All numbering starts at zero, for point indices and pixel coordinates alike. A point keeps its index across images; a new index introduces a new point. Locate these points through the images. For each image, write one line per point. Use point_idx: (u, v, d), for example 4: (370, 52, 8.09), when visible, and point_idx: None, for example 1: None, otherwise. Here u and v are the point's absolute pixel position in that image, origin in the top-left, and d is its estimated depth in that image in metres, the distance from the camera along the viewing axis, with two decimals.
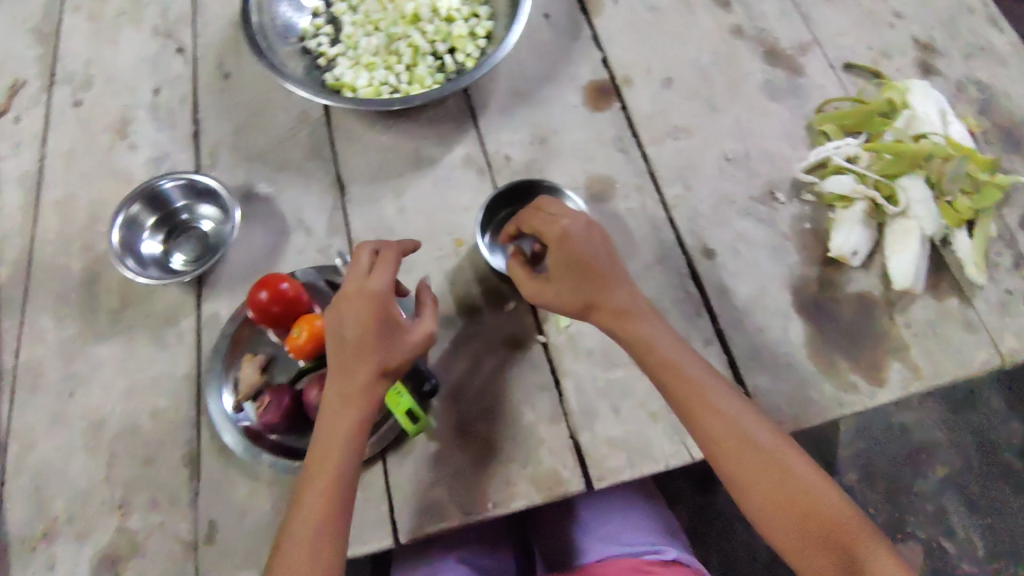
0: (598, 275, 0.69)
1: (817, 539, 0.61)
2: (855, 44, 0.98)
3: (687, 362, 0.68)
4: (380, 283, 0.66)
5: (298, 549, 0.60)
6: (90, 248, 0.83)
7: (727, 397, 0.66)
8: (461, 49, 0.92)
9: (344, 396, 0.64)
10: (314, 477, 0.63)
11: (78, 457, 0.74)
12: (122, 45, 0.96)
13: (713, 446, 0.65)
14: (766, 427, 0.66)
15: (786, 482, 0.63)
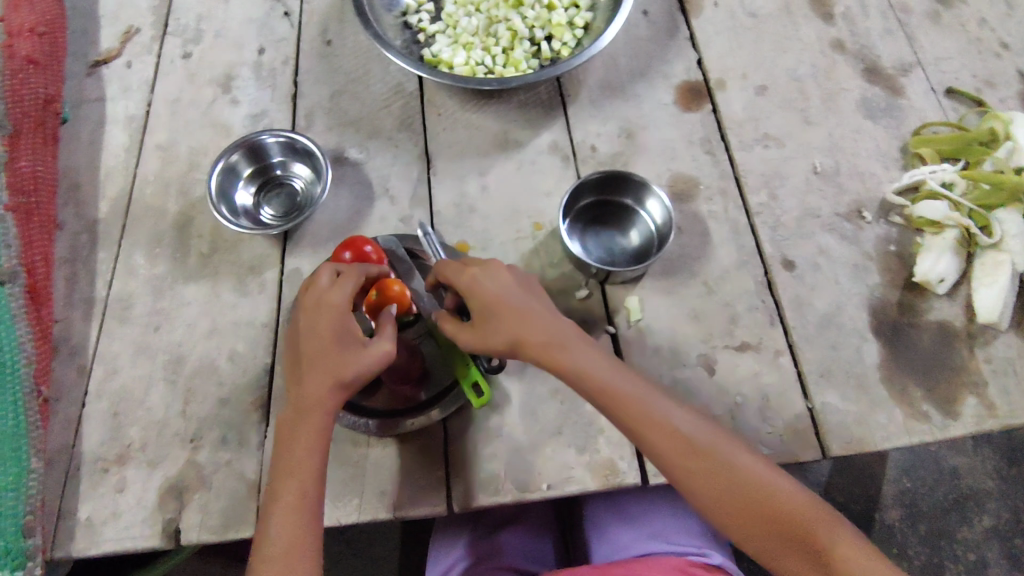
0: (507, 314, 0.64)
1: (786, 538, 0.60)
2: (960, 70, 0.96)
3: (619, 377, 0.64)
4: (337, 299, 0.65)
5: (274, 559, 0.60)
6: (187, 193, 0.87)
7: (664, 405, 0.64)
8: (558, 37, 0.93)
9: (302, 410, 0.63)
10: (281, 492, 0.62)
11: (157, 388, 0.77)
12: (233, 4, 1.00)
13: (665, 463, 0.63)
14: (707, 430, 0.64)
15: (740, 488, 0.61)
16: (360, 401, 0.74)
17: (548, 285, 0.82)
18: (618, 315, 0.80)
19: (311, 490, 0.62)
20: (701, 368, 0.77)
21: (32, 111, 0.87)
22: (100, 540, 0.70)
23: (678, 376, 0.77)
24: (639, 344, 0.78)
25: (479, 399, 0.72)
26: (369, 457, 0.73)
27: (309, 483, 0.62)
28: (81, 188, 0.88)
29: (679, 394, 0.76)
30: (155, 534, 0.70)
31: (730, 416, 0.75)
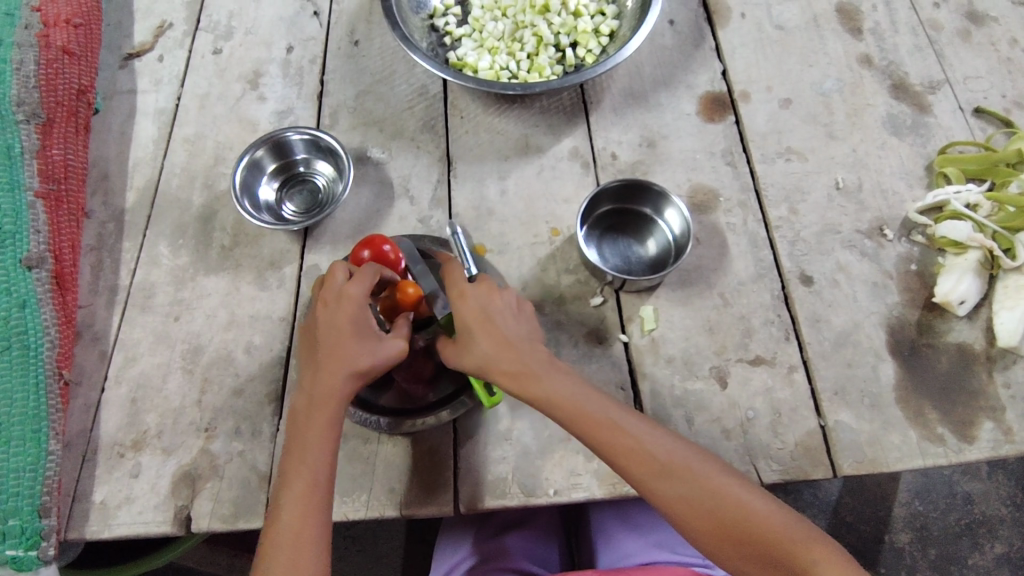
0: (488, 334, 0.65)
1: (767, 561, 0.61)
2: (989, 90, 0.94)
3: (593, 403, 0.65)
4: (353, 294, 0.66)
5: (284, 551, 0.60)
6: (212, 186, 0.89)
7: (639, 430, 0.65)
8: (583, 44, 0.94)
9: (315, 401, 0.64)
10: (292, 484, 0.62)
11: (175, 376, 0.78)
12: (264, 2, 1.02)
13: (644, 490, 0.64)
14: (682, 453, 0.64)
15: (718, 512, 0.62)
16: (370, 398, 0.74)
17: (563, 292, 0.82)
18: (632, 324, 0.80)
19: (322, 481, 0.63)
20: (713, 380, 0.77)
21: (65, 101, 0.89)
22: (114, 523, 0.71)
23: (689, 387, 0.77)
24: (651, 354, 0.78)
25: (490, 397, 0.70)
26: (378, 454, 0.74)
27: (319, 475, 0.63)
28: (110, 177, 0.90)
29: (690, 405, 0.76)
30: (167, 520, 0.71)
31: (741, 430, 0.74)
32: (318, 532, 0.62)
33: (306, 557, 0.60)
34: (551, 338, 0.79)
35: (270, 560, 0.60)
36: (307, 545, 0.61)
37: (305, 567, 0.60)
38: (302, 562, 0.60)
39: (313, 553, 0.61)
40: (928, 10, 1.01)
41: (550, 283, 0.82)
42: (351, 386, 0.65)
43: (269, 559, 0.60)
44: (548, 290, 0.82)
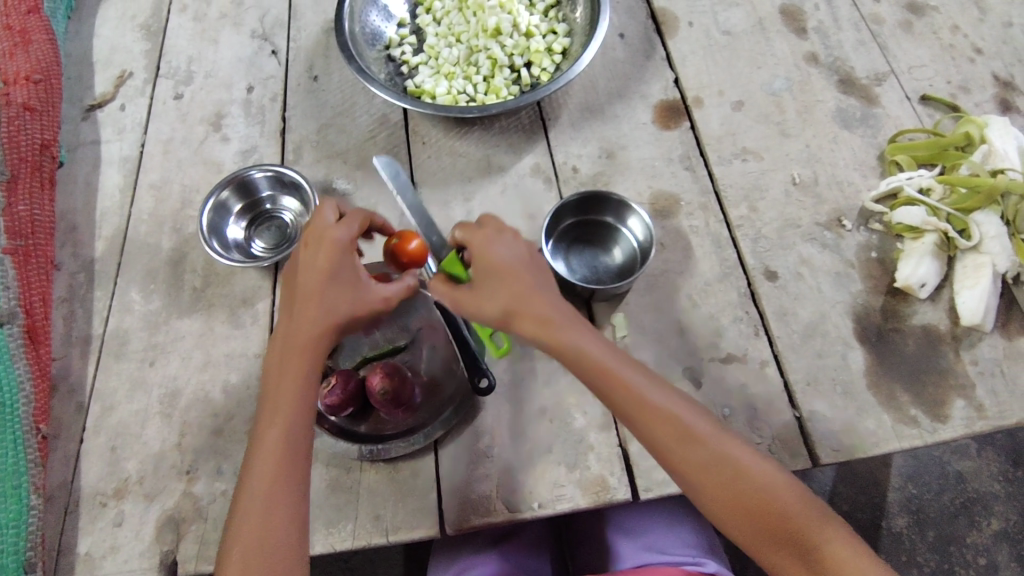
0: (511, 285, 0.66)
1: (773, 534, 0.61)
2: (933, 77, 0.97)
3: (617, 361, 0.66)
4: (341, 234, 0.67)
5: (258, 499, 0.61)
6: (180, 229, 0.89)
7: (662, 396, 0.65)
8: (537, 63, 0.96)
9: (292, 346, 0.65)
10: (270, 433, 0.63)
11: (153, 422, 0.78)
12: (222, 45, 1.04)
13: (656, 447, 0.64)
14: (701, 419, 0.65)
15: (730, 478, 0.62)
16: (351, 428, 0.76)
17: None
18: (604, 332, 0.81)
19: (295, 431, 0.63)
20: (688, 382, 0.78)
21: (29, 157, 0.90)
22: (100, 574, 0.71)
23: None
24: None
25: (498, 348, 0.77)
26: (362, 482, 0.74)
27: (295, 427, 0.63)
28: (78, 229, 0.90)
29: None
30: (153, 567, 0.71)
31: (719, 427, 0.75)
32: (292, 482, 0.62)
33: (279, 506, 0.61)
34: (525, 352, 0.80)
35: (246, 507, 0.61)
36: (281, 496, 0.61)
37: (281, 516, 0.61)
38: (276, 511, 0.61)
39: (287, 504, 0.61)
40: (869, 5, 1.04)
41: None
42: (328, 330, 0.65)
43: (243, 508, 0.61)
44: None
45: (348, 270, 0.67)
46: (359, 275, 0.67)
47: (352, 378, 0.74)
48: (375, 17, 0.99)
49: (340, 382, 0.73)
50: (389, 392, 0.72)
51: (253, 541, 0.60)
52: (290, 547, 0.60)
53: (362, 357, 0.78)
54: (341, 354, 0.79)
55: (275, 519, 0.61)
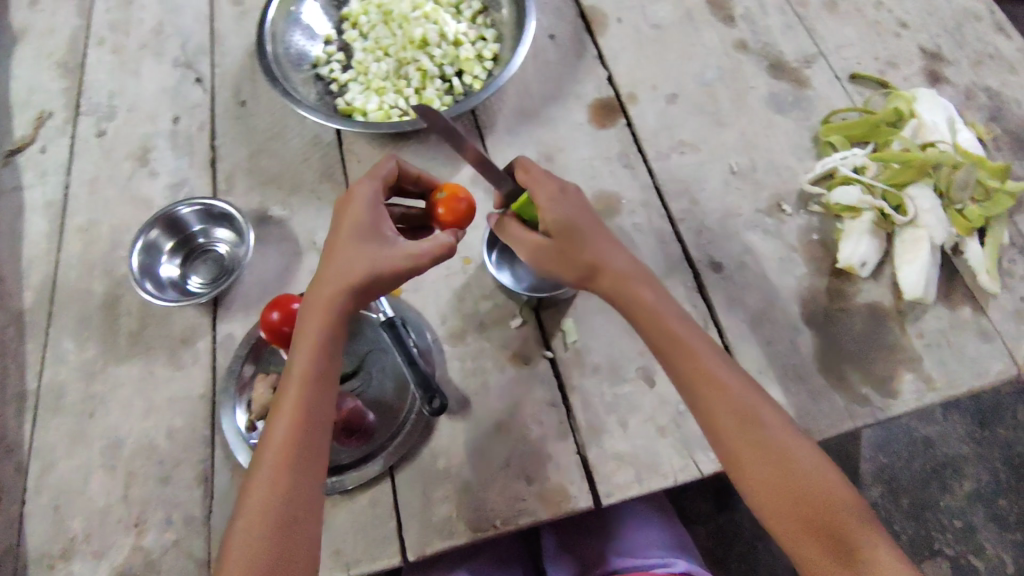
0: (595, 246, 0.68)
1: (808, 526, 0.59)
2: (861, 55, 0.98)
3: (688, 334, 0.67)
4: (359, 194, 0.68)
5: (271, 459, 0.60)
6: (111, 272, 0.87)
7: (732, 375, 0.65)
8: (468, 71, 0.94)
9: (313, 306, 0.65)
10: (290, 393, 0.63)
11: (97, 475, 0.75)
12: (144, 77, 1.00)
13: (709, 419, 0.64)
14: (769, 405, 0.64)
15: (779, 461, 0.61)
16: None
17: (482, 317, 0.82)
18: (555, 339, 0.81)
19: (314, 393, 0.63)
20: (641, 381, 0.78)
21: None
22: None
23: (619, 391, 0.77)
24: (578, 366, 0.79)
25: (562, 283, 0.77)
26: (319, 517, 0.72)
27: (308, 396, 0.63)
28: (4, 281, 0.87)
29: (622, 410, 0.76)
30: None
31: (675, 425, 0.75)
32: (307, 449, 0.61)
33: (289, 471, 0.60)
34: (476, 367, 0.79)
35: (260, 467, 0.61)
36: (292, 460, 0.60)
37: (288, 482, 0.60)
38: (284, 477, 0.60)
39: (294, 470, 0.60)
40: None
41: (468, 312, 0.82)
42: (346, 291, 0.64)
43: (259, 466, 0.61)
44: (468, 318, 0.82)
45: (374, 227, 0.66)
46: (386, 234, 0.66)
47: None
48: (299, 36, 0.96)
49: None
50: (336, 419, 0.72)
51: (261, 504, 0.59)
52: (294, 518, 0.59)
53: None
54: None
55: (282, 485, 0.59)
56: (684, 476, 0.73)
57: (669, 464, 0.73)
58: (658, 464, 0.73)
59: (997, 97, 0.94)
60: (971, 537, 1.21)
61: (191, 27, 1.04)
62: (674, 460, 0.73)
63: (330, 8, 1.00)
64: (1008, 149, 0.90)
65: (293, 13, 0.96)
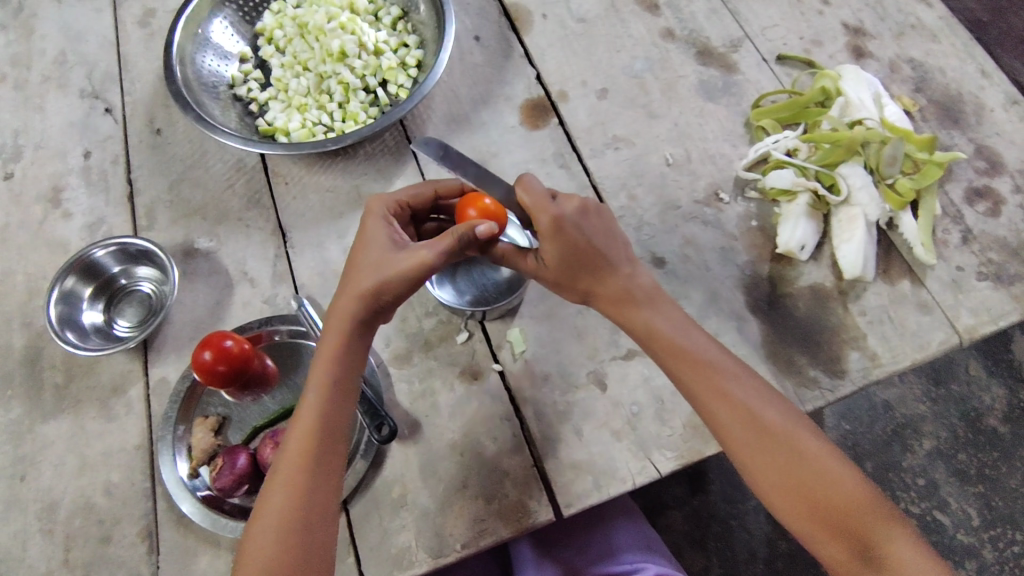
0: (591, 274, 0.69)
1: (826, 525, 0.62)
2: (787, 35, 0.98)
3: (692, 346, 0.67)
4: (386, 202, 0.69)
5: (286, 470, 0.60)
6: (31, 324, 0.82)
7: (740, 389, 0.66)
8: (392, 80, 0.91)
9: (332, 317, 0.65)
10: (308, 404, 0.63)
11: (34, 542, 0.71)
12: (49, 111, 0.95)
13: (721, 431, 0.65)
14: (777, 408, 0.66)
15: (794, 464, 0.63)
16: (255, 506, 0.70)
17: (427, 335, 0.80)
18: (503, 350, 0.79)
19: (331, 405, 0.63)
20: (592, 386, 0.76)
21: None
22: None
23: (571, 399, 0.76)
24: (529, 376, 0.77)
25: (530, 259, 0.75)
26: None
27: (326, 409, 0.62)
28: None
29: (575, 417, 0.75)
30: None
31: (629, 427, 0.74)
32: (321, 460, 0.61)
33: (303, 483, 0.60)
34: (424, 387, 0.77)
35: (275, 479, 0.60)
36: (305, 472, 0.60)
37: (302, 492, 0.60)
38: (299, 488, 0.60)
39: (309, 482, 0.60)
40: None
41: (413, 331, 0.80)
42: (360, 302, 0.63)
43: (274, 476, 0.61)
44: (412, 338, 0.80)
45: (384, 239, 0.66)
46: (398, 241, 0.66)
47: (241, 455, 0.69)
48: (211, 57, 0.92)
49: (229, 462, 0.68)
50: None
51: (275, 515, 0.59)
52: (309, 529, 0.59)
53: (252, 427, 0.74)
54: (230, 428, 0.74)
55: (297, 495, 0.59)
56: (642, 478, 0.72)
57: (626, 468, 0.72)
58: (615, 469, 0.72)
59: (921, 68, 0.95)
60: (933, 493, 1.24)
61: (96, 55, 0.98)
62: (631, 463, 0.72)
63: (242, 25, 0.96)
64: (935, 119, 0.91)
65: (201, 33, 0.91)
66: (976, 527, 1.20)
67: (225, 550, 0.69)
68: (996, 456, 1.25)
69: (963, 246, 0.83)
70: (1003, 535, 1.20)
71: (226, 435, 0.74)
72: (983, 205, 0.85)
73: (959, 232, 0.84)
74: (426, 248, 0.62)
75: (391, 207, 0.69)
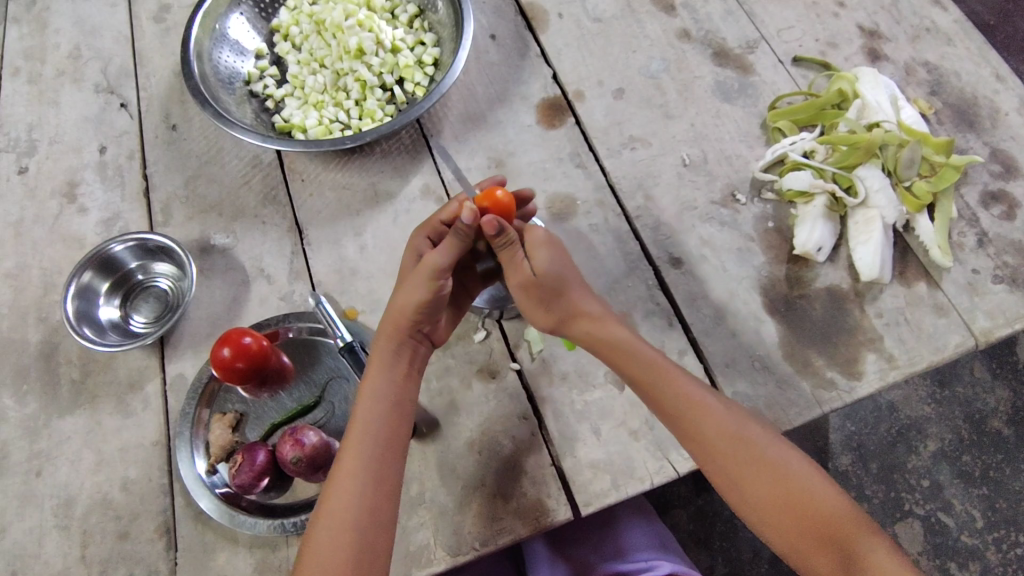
0: (568, 297, 0.69)
1: (810, 536, 0.61)
2: (802, 37, 0.98)
3: (666, 365, 0.68)
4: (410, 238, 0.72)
5: (337, 482, 0.62)
6: (47, 319, 0.82)
7: (717, 403, 0.66)
8: (409, 78, 0.91)
9: (378, 343, 0.68)
10: (359, 421, 0.65)
11: (50, 537, 0.71)
12: (64, 106, 0.95)
13: (706, 446, 0.64)
14: (757, 424, 0.66)
15: (776, 476, 0.63)
16: (271, 501, 0.71)
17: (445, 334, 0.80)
18: (520, 349, 0.79)
19: (383, 420, 0.65)
20: (610, 385, 0.76)
21: None
22: None
23: (589, 398, 0.76)
24: (546, 375, 0.77)
25: None
26: (290, 558, 0.68)
27: (374, 422, 0.64)
28: None
29: (593, 416, 0.75)
30: None
31: (647, 427, 0.74)
32: (371, 472, 0.62)
33: (353, 493, 0.61)
34: (441, 386, 0.77)
35: (330, 489, 0.62)
36: (357, 482, 0.62)
37: (351, 502, 0.61)
38: (349, 497, 0.61)
39: (360, 493, 0.61)
40: None
41: None
42: (398, 325, 0.67)
43: (326, 490, 0.63)
44: None
45: (431, 261, 0.66)
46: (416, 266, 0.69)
47: (261, 452, 0.69)
48: (228, 53, 0.92)
49: (249, 459, 0.68)
50: (302, 457, 0.66)
51: (337, 525, 0.60)
52: (363, 535, 0.60)
53: (269, 424, 0.74)
54: (247, 425, 0.74)
55: (349, 505, 0.61)
56: (659, 478, 0.72)
57: (644, 467, 0.72)
58: (633, 468, 0.72)
59: (936, 71, 0.95)
60: (938, 495, 1.24)
61: (111, 50, 0.98)
62: (649, 462, 0.72)
63: (259, 21, 0.96)
64: (950, 122, 0.91)
65: (218, 28, 0.91)
66: (980, 529, 1.21)
67: (243, 547, 0.69)
68: (1000, 458, 1.24)
69: (979, 249, 0.83)
70: (1007, 537, 1.20)
71: (243, 432, 0.74)
72: (998, 209, 0.85)
73: (975, 235, 0.84)
74: (437, 256, 0.66)
75: (429, 232, 0.72)
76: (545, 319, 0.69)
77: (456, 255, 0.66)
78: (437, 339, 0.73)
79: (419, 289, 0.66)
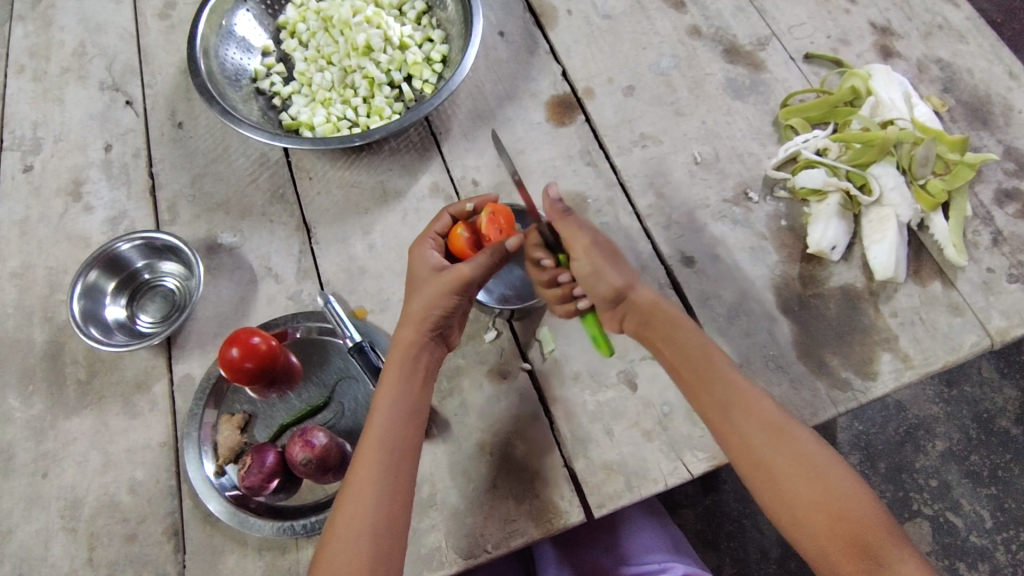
0: (623, 269, 0.71)
1: (840, 537, 0.60)
2: (814, 34, 0.97)
3: (715, 354, 0.68)
4: (418, 244, 0.71)
5: (357, 479, 0.62)
6: (52, 318, 0.81)
7: (762, 399, 0.66)
8: (417, 75, 0.90)
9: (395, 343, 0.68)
10: (378, 418, 0.64)
11: (57, 540, 0.70)
12: (69, 104, 0.94)
13: (743, 437, 0.64)
14: (800, 425, 0.65)
15: (814, 476, 0.62)
16: (282, 504, 0.70)
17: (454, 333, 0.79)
18: (531, 349, 0.78)
19: (399, 423, 0.64)
20: (623, 386, 0.75)
21: None
22: None
23: (601, 399, 0.75)
24: (557, 376, 0.76)
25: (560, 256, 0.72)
26: (301, 561, 0.67)
27: (391, 423, 0.64)
28: None
29: (606, 418, 0.74)
30: None
31: (660, 427, 0.73)
32: (388, 472, 0.62)
33: (370, 495, 0.61)
34: (451, 387, 0.76)
35: (350, 482, 0.62)
36: (375, 483, 0.61)
37: (371, 498, 0.61)
38: (368, 496, 0.61)
39: (376, 493, 0.61)
40: None
41: None
42: (416, 327, 0.67)
43: (348, 483, 0.62)
44: None
45: (461, 272, 0.66)
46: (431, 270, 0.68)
47: (269, 453, 0.68)
48: (234, 50, 0.91)
49: (257, 461, 0.67)
50: (312, 458, 0.65)
51: (355, 522, 0.60)
52: (381, 534, 0.60)
53: (278, 425, 0.73)
54: (256, 426, 0.73)
55: (367, 501, 0.61)
56: (673, 479, 0.71)
57: (657, 469, 0.71)
58: (646, 469, 0.71)
59: (949, 68, 0.94)
60: (946, 494, 1.23)
61: (117, 47, 0.97)
62: (662, 464, 0.71)
63: (265, 18, 0.95)
64: (964, 120, 0.90)
65: (225, 25, 0.90)
66: (989, 529, 1.20)
67: (252, 550, 0.68)
68: (1008, 458, 1.24)
69: (994, 248, 0.82)
70: (1017, 537, 1.19)
71: (252, 433, 0.73)
72: (1012, 207, 0.84)
73: (990, 233, 0.83)
74: (467, 264, 0.66)
75: (434, 242, 0.72)
76: (613, 282, 0.69)
77: (487, 265, 0.66)
78: (450, 342, 0.73)
79: (437, 297, 0.66)
